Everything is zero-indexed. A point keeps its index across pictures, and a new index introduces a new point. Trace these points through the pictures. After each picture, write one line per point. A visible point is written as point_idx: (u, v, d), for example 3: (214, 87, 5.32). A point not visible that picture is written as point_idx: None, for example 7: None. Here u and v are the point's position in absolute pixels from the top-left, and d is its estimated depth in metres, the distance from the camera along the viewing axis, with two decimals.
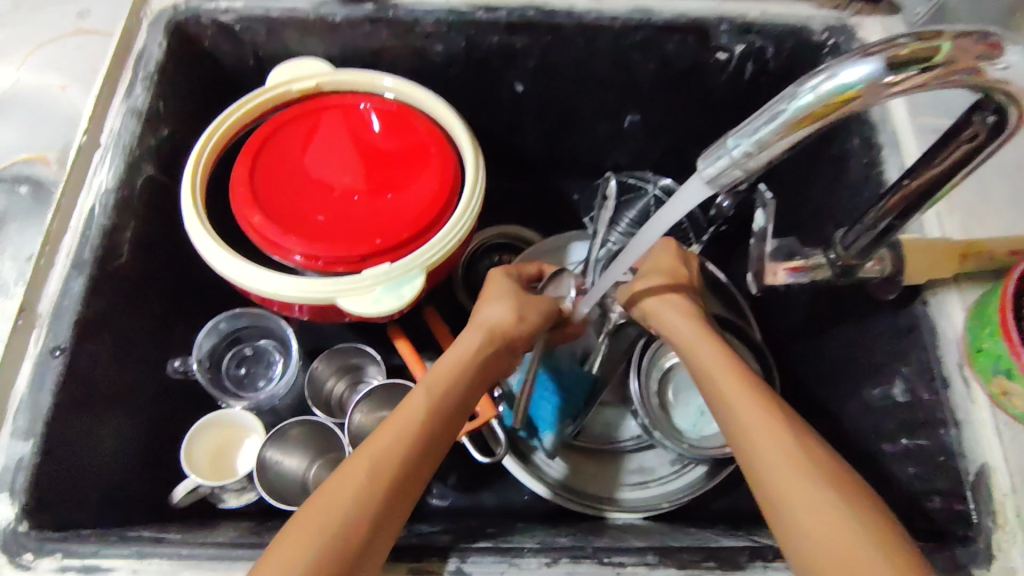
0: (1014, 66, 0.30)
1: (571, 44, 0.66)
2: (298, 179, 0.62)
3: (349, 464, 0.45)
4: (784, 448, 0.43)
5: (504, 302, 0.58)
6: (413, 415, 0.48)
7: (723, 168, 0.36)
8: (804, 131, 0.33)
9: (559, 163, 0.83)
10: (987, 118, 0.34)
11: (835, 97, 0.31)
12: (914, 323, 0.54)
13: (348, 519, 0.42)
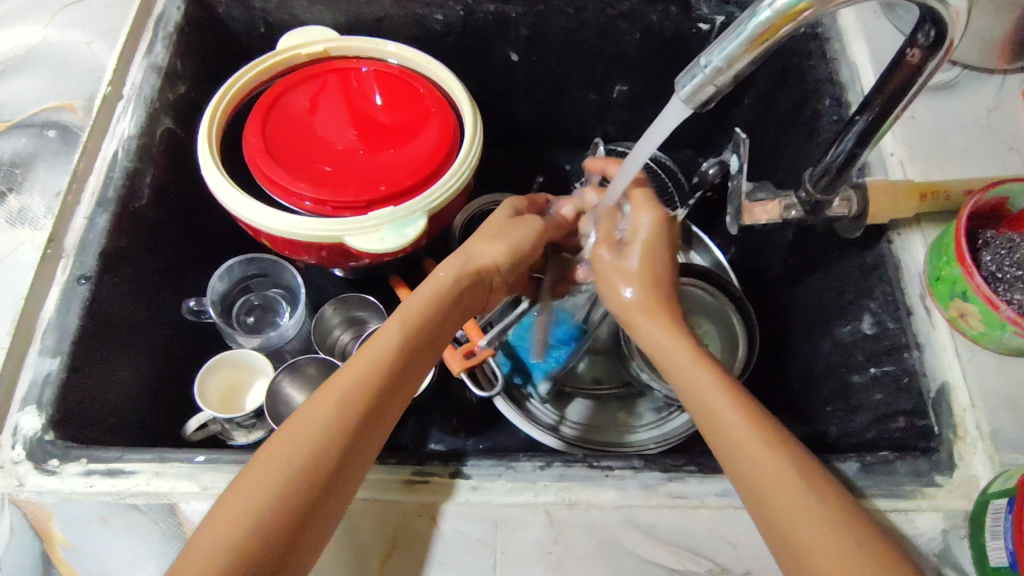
0: None
1: (562, 14, 0.71)
2: (306, 134, 0.66)
3: (318, 398, 0.43)
4: (749, 428, 0.42)
5: (489, 243, 0.54)
6: (386, 352, 0.46)
7: (697, 85, 0.40)
8: (767, 44, 0.37)
9: (551, 134, 0.88)
10: (929, 34, 0.40)
11: (790, 9, 0.35)
12: (880, 260, 0.58)
13: (316, 453, 0.41)
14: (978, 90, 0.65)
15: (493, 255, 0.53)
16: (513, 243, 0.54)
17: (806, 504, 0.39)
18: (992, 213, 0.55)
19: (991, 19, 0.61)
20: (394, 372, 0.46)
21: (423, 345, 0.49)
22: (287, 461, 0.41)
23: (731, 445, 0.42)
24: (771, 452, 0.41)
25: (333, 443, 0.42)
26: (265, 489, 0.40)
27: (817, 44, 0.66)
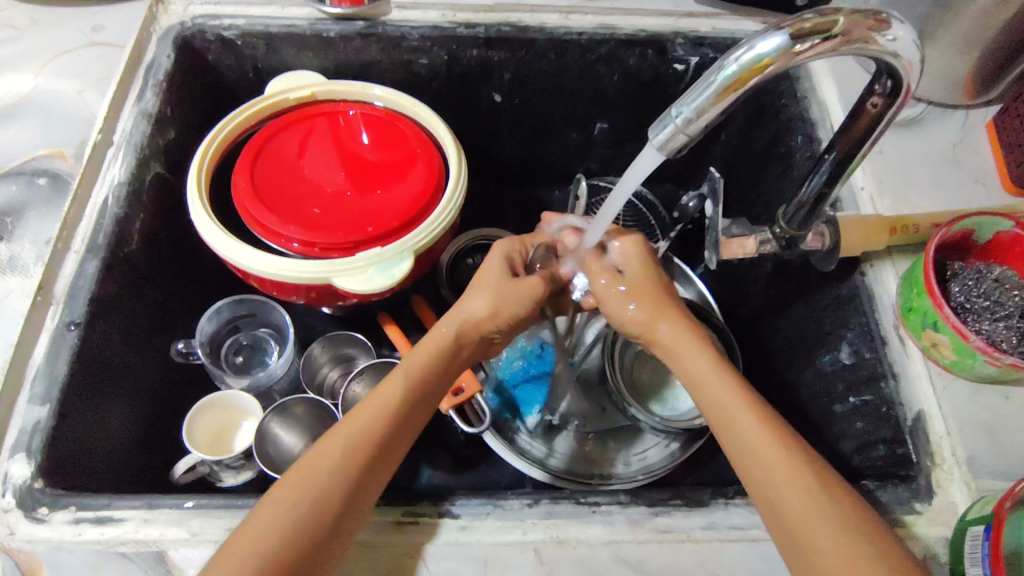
0: (899, 37, 0.39)
1: (543, 57, 0.74)
2: (295, 177, 0.67)
3: (324, 445, 0.45)
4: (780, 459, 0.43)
5: (491, 293, 0.54)
6: (392, 399, 0.47)
7: (670, 134, 0.42)
8: (734, 96, 0.39)
9: (535, 170, 0.90)
10: (885, 83, 0.43)
11: (755, 65, 0.37)
12: (855, 292, 0.60)
13: (324, 501, 0.42)
14: (942, 126, 0.68)
15: (491, 303, 0.54)
16: (505, 297, 0.54)
17: (836, 526, 0.40)
18: (959, 245, 0.58)
19: (953, 61, 0.64)
20: (400, 419, 0.47)
21: (430, 389, 0.50)
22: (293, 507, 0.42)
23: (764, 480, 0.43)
24: (802, 479, 0.42)
25: (338, 492, 0.43)
26: (271, 533, 0.41)
27: (789, 83, 0.69)
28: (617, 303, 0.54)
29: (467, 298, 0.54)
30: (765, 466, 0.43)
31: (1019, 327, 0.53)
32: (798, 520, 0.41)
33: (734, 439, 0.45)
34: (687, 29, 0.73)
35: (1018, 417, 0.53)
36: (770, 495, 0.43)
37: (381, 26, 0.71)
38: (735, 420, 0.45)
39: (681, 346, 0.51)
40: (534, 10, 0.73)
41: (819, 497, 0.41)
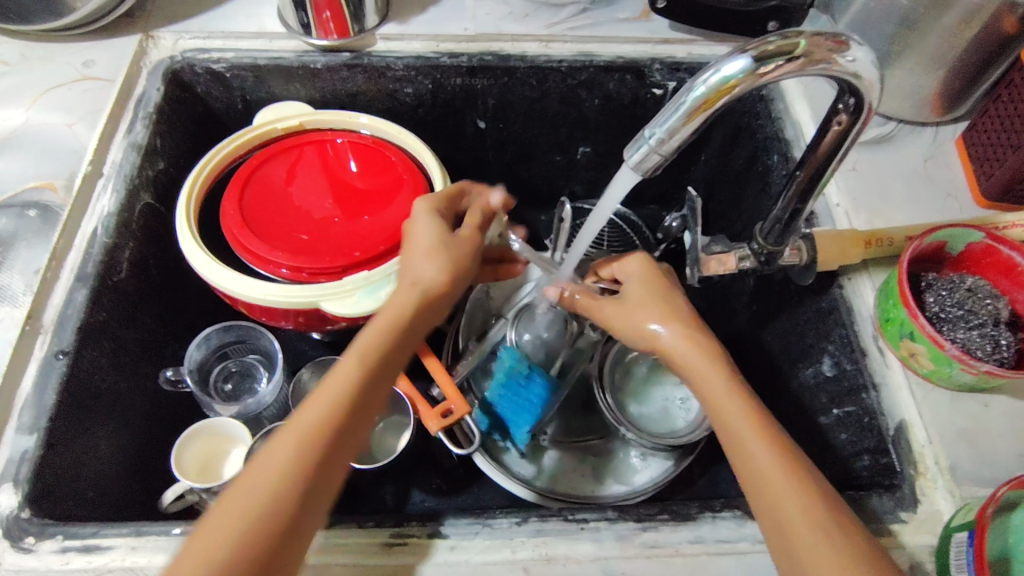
0: (858, 58, 0.41)
1: (525, 84, 0.76)
2: (282, 204, 0.68)
3: (274, 450, 0.43)
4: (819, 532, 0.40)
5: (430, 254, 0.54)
6: (342, 386, 0.46)
7: (644, 154, 0.43)
8: (704, 117, 0.40)
9: (520, 194, 0.91)
10: (849, 101, 0.45)
11: (721, 87, 0.39)
12: (834, 305, 0.61)
13: (278, 499, 0.42)
14: (911, 143, 0.70)
15: (433, 263, 0.53)
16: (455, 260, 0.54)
17: (821, 539, 0.40)
18: (933, 256, 0.59)
19: (919, 80, 0.66)
20: (350, 410, 0.46)
21: (384, 366, 0.49)
22: (254, 503, 0.41)
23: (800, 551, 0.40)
24: (800, 489, 0.42)
25: (281, 496, 0.42)
26: (238, 526, 0.41)
27: (763, 106, 0.71)
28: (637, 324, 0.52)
29: (405, 268, 0.54)
30: (789, 527, 0.41)
31: (994, 334, 0.54)
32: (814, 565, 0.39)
33: (758, 490, 0.43)
34: (664, 55, 0.75)
35: (997, 423, 0.54)
36: (760, 499, 0.43)
37: (366, 57, 0.73)
38: (728, 430, 0.45)
39: (696, 366, 0.49)
40: (515, 39, 0.75)
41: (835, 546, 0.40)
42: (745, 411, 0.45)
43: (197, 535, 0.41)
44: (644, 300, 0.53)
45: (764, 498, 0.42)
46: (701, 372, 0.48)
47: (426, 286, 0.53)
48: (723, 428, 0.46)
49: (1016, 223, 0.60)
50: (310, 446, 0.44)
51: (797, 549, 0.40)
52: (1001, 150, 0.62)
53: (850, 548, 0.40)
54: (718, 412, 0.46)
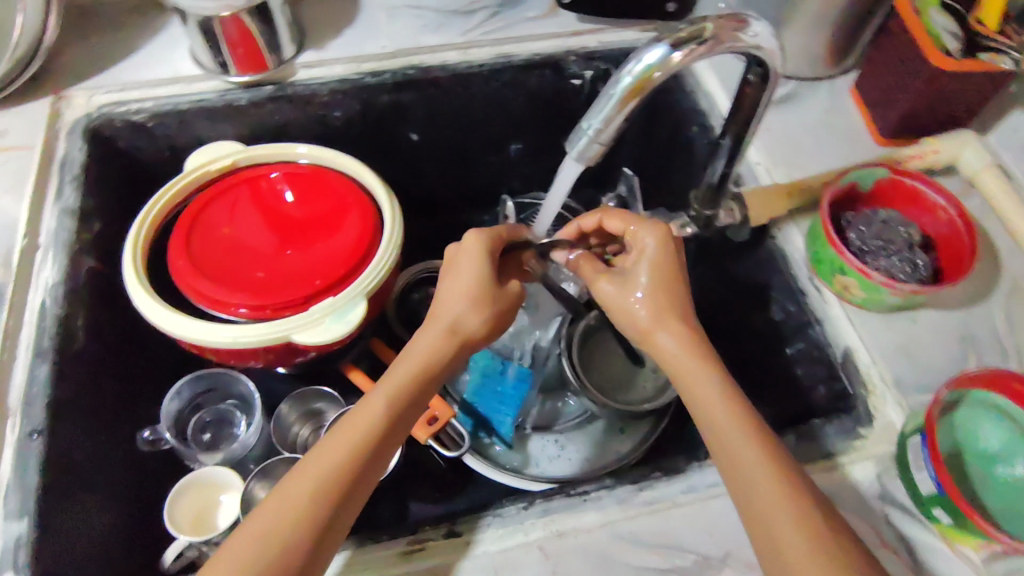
0: (758, 33, 0.45)
1: (451, 92, 0.78)
2: (232, 245, 0.68)
3: (297, 481, 0.45)
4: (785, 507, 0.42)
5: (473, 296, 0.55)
6: (371, 424, 0.48)
7: (584, 145, 0.47)
8: (633, 104, 0.44)
9: (461, 198, 0.94)
10: (756, 71, 0.49)
11: (644, 75, 0.43)
12: (771, 255, 0.67)
13: (299, 529, 0.43)
14: (812, 97, 0.76)
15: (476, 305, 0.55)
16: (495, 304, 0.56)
17: (786, 512, 0.42)
18: (848, 198, 0.65)
19: (810, 39, 0.73)
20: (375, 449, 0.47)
21: (410, 414, 0.50)
22: (270, 536, 0.43)
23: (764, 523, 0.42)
24: (784, 489, 0.43)
25: (301, 527, 0.43)
26: (253, 565, 0.41)
27: (678, 83, 0.77)
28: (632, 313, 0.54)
29: (442, 305, 0.55)
30: (753, 501, 0.43)
31: (910, 257, 0.61)
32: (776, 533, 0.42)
33: (730, 468, 0.45)
34: (578, 47, 0.79)
35: (926, 334, 0.61)
36: (728, 475, 0.45)
37: (290, 87, 0.74)
38: (717, 426, 0.47)
39: (681, 362, 0.50)
40: (433, 50, 0.78)
41: (796, 516, 0.42)
42: (736, 418, 0.46)
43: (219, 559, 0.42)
44: (654, 285, 0.53)
45: (734, 475, 0.45)
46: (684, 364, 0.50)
47: (462, 326, 0.54)
48: (715, 436, 0.46)
49: (913, 157, 0.68)
50: (335, 480, 0.45)
51: (759, 519, 0.43)
52: (889, 93, 0.69)
53: (825, 537, 0.41)
54: (707, 416, 0.47)
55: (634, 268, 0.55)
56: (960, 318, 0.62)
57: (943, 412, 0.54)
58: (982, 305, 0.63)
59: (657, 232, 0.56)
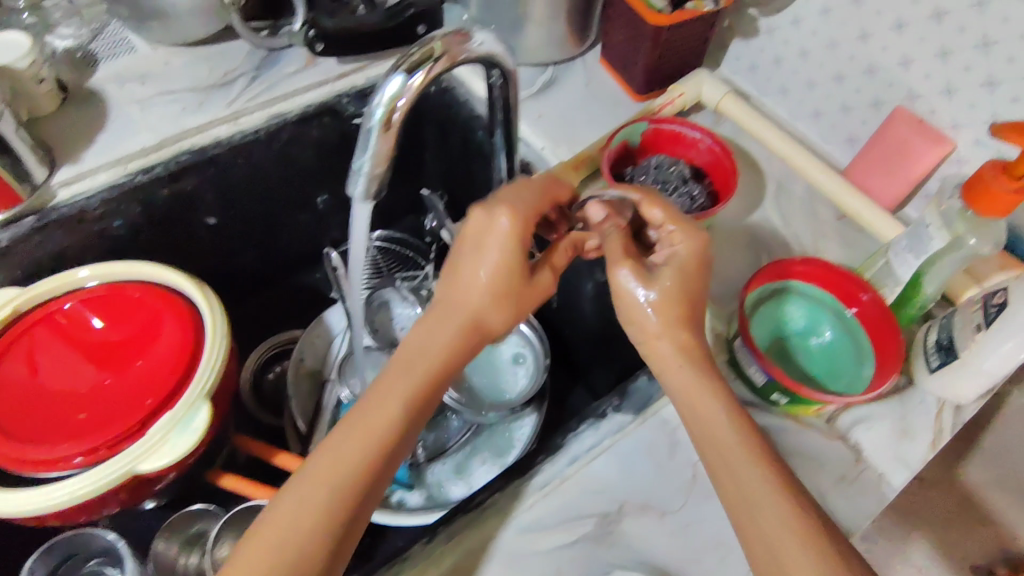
0: (483, 40, 0.48)
1: (235, 166, 0.77)
2: (40, 399, 0.62)
3: (320, 469, 0.47)
4: (780, 509, 0.45)
5: (492, 288, 0.53)
6: (389, 421, 0.49)
7: (364, 183, 0.48)
8: (393, 134, 0.46)
9: (288, 263, 0.92)
10: (499, 72, 0.53)
11: (391, 105, 0.45)
12: None
13: (326, 521, 0.46)
14: (571, 76, 0.83)
15: (493, 299, 0.53)
16: (516, 294, 0.54)
17: (779, 509, 0.45)
18: (625, 155, 0.72)
19: (550, 29, 0.79)
20: (394, 445, 0.49)
21: (422, 413, 0.51)
22: (299, 523, 0.45)
23: (756, 514, 0.46)
24: (782, 494, 0.46)
25: (328, 519, 0.46)
26: (282, 551, 0.44)
27: (450, 96, 0.83)
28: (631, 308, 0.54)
29: (459, 293, 0.54)
30: (750, 495, 0.46)
31: (688, 190, 0.68)
32: (764, 520, 0.45)
33: (728, 470, 0.48)
34: (347, 87, 0.81)
35: (722, 249, 0.69)
36: (726, 475, 0.48)
37: (55, 211, 0.69)
38: (697, 406, 0.51)
39: (690, 378, 0.52)
40: (201, 129, 0.76)
41: (789, 508, 0.45)
42: (731, 426, 0.50)
43: (252, 541, 0.45)
44: (674, 291, 0.54)
45: (736, 479, 0.48)
46: (686, 384, 0.52)
47: (481, 319, 0.54)
48: (721, 450, 0.49)
49: (666, 104, 0.75)
50: (358, 471, 0.47)
51: (754, 513, 0.46)
52: (629, 56, 0.77)
53: (815, 531, 0.44)
54: (708, 429, 0.50)
55: (664, 271, 0.54)
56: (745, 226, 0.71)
57: (754, 311, 0.62)
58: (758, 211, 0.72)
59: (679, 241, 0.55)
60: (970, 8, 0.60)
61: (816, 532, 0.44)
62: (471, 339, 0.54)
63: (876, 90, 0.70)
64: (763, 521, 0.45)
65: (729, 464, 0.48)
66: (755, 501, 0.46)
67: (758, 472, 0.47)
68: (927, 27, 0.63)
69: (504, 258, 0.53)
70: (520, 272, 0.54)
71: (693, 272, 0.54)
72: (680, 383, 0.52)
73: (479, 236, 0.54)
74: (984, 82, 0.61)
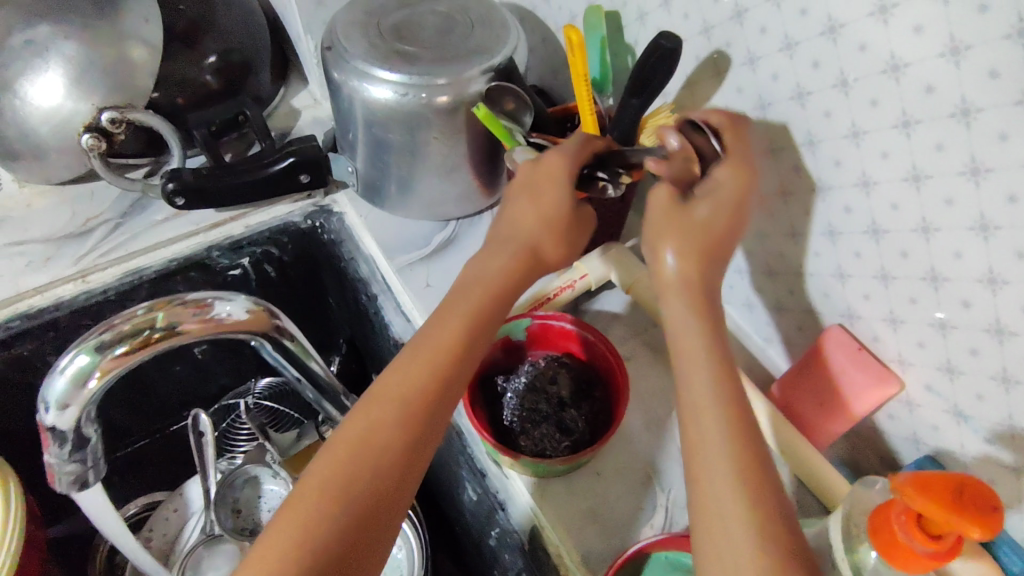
0: (221, 315, 0.47)
1: (80, 327, 0.68)
2: None
3: (391, 383, 0.42)
4: (723, 466, 0.36)
5: (545, 209, 0.51)
6: (447, 343, 0.43)
7: (52, 449, 0.47)
8: (74, 406, 0.45)
9: (165, 415, 0.82)
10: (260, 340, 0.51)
11: (72, 378, 0.44)
12: (450, 430, 0.62)
13: (388, 449, 0.40)
14: (476, 234, 0.73)
15: (547, 223, 0.51)
16: (563, 215, 0.51)
17: (722, 460, 0.36)
18: (500, 356, 0.60)
19: (447, 187, 0.69)
20: (454, 374, 0.43)
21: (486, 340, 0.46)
22: (366, 451, 0.39)
23: (704, 453, 0.37)
24: (731, 438, 0.37)
25: (387, 447, 0.40)
26: (343, 484, 0.38)
27: (339, 249, 0.75)
28: (657, 240, 0.46)
29: (519, 225, 0.51)
30: (697, 439, 0.38)
31: (558, 419, 0.55)
32: (707, 466, 0.36)
33: (689, 396, 0.40)
34: (222, 238, 0.72)
35: (613, 486, 0.56)
36: (682, 399, 0.40)
37: None
38: (680, 334, 0.43)
39: (677, 310, 0.44)
40: (42, 289, 0.67)
41: (735, 460, 0.36)
42: (713, 359, 0.41)
43: (313, 467, 0.39)
44: (696, 227, 0.46)
45: (687, 414, 0.39)
46: (677, 308, 0.44)
47: (538, 250, 0.51)
48: (685, 368, 0.41)
49: (563, 287, 0.64)
50: (412, 389, 0.42)
51: (698, 456, 0.37)
52: None
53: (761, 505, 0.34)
54: (682, 346, 0.42)
55: (699, 203, 0.46)
56: (642, 451, 0.58)
57: None
58: (664, 430, 0.59)
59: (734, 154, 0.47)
60: (912, 233, 0.46)
61: (766, 508, 0.34)
62: (528, 269, 0.50)
63: (810, 297, 0.57)
64: (708, 466, 0.36)
65: (697, 397, 0.39)
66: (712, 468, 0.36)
67: (721, 408, 0.38)
68: (862, 241, 0.50)
69: (566, 196, 0.50)
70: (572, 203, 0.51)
71: (732, 202, 0.46)
72: (671, 302, 0.44)
73: (527, 179, 0.52)
74: (934, 321, 0.47)
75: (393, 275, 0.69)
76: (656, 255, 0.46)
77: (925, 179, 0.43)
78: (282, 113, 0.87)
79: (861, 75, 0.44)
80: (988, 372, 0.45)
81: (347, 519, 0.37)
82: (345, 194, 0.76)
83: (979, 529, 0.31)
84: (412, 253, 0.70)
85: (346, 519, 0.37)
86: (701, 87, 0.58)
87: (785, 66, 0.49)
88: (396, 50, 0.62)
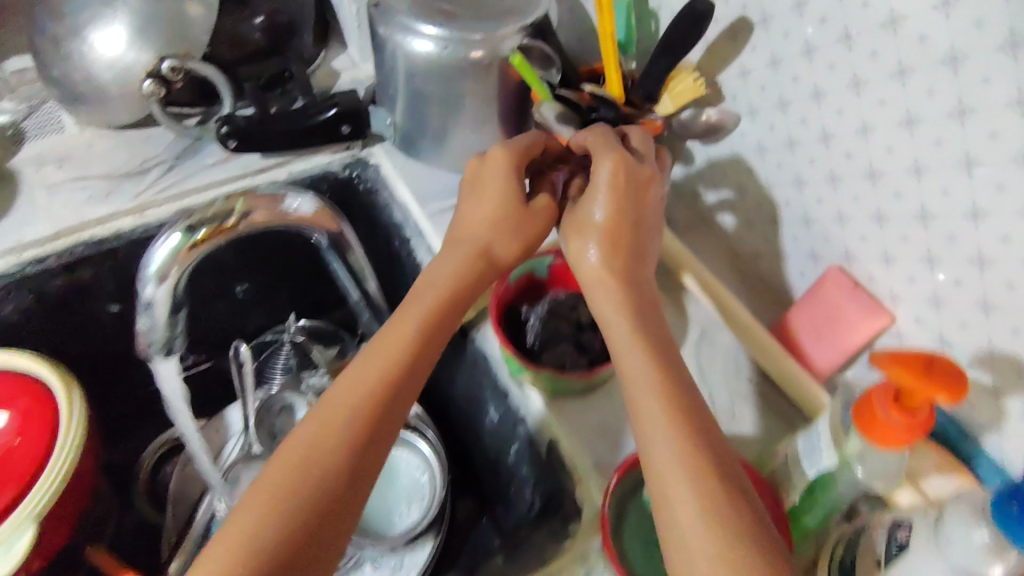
0: (294, 205, 0.55)
1: (138, 256, 0.74)
2: None
3: (346, 388, 0.45)
4: (689, 478, 0.38)
5: (499, 220, 0.55)
6: (398, 348, 0.47)
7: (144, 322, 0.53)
8: (166, 284, 0.50)
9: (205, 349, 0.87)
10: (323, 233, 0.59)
11: (165, 257, 0.49)
12: (476, 356, 0.67)
13: (336, 449, 0.42)
14: None
15: (492, 227, 0.55)
16: (504, 223, 0.55)
17: (670, 450, 0.40)
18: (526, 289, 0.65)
19: (479, 138, 0.74)
20: (405, 372, 0.46)
21: (436, 341, 0.49)
22: (320, 451, 0.41)
23: (654, 458, 0.40)
24: (680, 440, 0.40)
25: (338, 449, 0.42)
26: (297, 489, 0.40)
27: (375, 197, 0.80)
28: (581, 244, 0.52)
29: (469, 227, 0.55)
30: (650, 453, 0.40)
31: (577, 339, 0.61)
32: (668, 485, 0.39)
33: (632, 401, 0.43)
34: (266, 182, 0.78)
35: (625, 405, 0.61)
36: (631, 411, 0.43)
37: None
38: (613, 337, 0.48)
39: (607, 313, 0.49)
40: (103, 220, 0.73)
41: (686, 456, 0.39)
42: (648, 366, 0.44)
43: (274, 466, 0.41)
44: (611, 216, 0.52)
45: (638, 422, 0.42)
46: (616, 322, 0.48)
47: (489, 247, 0.55)
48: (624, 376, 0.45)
49: None
50: (363, 390, 0.45)
51: (654, 464, 0.40)
52: None
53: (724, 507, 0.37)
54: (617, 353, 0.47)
55: (598, 201, 0.52)
56: None
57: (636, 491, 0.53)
58: None
59: (611, 157, 0.53)
60: (905, 174, 0.51)
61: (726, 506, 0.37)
62: (480, 266, 0.54)
63: (812, 242, 0.62)
64: (662, 467, 0.40)
65: (638, 408, 0.43)
66: (663, 483, 0.39)
67: (662, 416, 0.41)
68: (860, 185, 0.55)
69: (506, 190, 0.55)
70: (518, 204, 0.55)
71: (619, 180, 0.52)
72: (605, 309, 0.49)
73: (475, 180, 0.57)
74: (923, 256, 0.52)
75: (425, 218, 0.74)
76: (583, 254, 0.52)
77: (918, 122, 0.49)
78: (322, 73, 0.92)
79: (863, 29, 0.50)
80: (969, 300, 0.50)
81: (304, 523, 0.39)
82: (382, 146, 0.81)
83: (946, 392, 0.36)
84: (443, 200, 0.76)
85: (304, 523, 0.39)
86: (719, 47, 0.63)
87: (796, 24, 0.55)
88: (437, 8, 0.67)
